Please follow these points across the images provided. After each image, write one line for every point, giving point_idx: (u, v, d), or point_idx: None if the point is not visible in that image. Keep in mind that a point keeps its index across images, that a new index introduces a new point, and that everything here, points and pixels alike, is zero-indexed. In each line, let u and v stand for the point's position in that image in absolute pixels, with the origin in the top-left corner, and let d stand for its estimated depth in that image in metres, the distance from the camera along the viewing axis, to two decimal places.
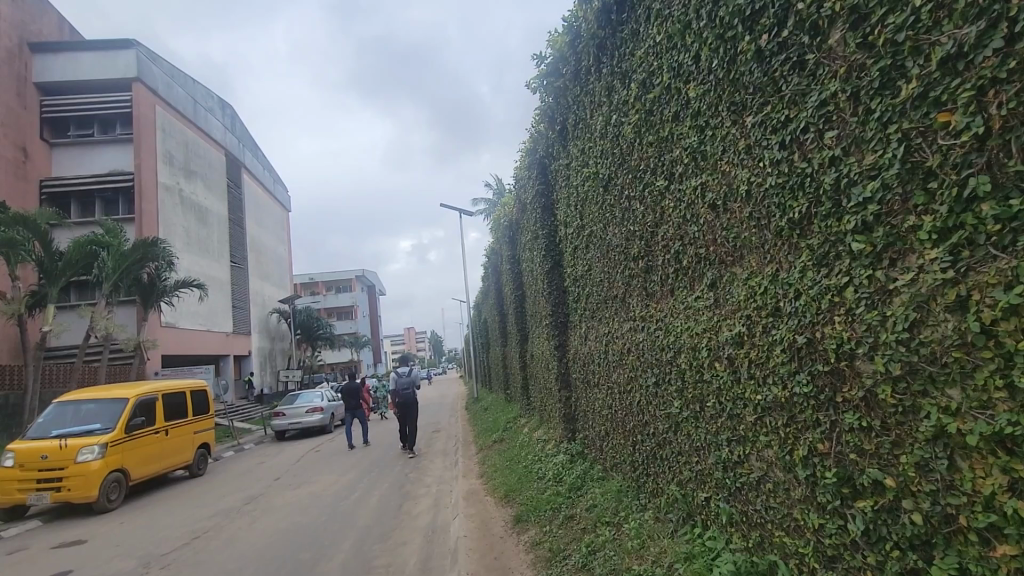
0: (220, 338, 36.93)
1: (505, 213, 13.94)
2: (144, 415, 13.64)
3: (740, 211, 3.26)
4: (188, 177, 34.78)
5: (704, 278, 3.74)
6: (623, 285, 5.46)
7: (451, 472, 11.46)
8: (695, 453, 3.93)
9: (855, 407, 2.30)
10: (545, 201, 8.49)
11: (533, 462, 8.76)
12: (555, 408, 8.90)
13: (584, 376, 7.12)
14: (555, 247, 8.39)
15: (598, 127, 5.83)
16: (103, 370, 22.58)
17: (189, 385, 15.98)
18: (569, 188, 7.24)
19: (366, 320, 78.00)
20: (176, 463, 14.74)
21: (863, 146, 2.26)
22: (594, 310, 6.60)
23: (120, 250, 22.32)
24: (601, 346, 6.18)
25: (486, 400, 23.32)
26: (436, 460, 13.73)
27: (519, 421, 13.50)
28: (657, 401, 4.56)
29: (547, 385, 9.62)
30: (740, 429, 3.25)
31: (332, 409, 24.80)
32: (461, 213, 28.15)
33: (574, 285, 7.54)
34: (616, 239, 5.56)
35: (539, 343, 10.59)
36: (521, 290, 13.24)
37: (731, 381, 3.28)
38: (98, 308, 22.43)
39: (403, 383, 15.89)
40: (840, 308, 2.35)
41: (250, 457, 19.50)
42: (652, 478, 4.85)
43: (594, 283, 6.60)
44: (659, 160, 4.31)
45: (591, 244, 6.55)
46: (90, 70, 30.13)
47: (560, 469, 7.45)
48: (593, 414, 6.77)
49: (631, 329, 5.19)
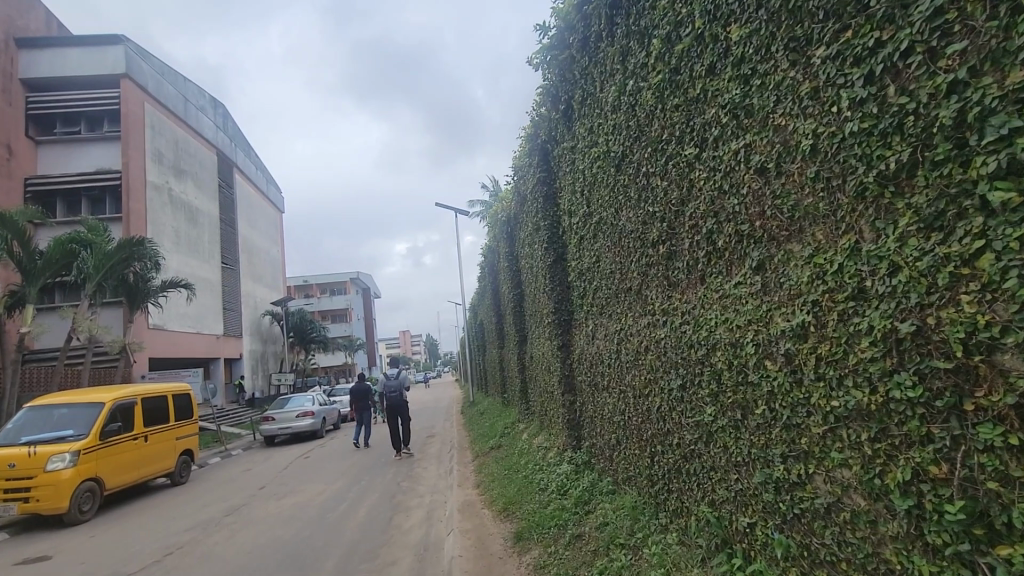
0: (210, 340, 36.10)
1: (502, 208, 13.33)
2: (122, 420, 12.87)
3: (800, 173, 2.65)
4: (178, 175, 34.05)
5: (747, 260, 3.13)
6: (639, 275, 4.83)
7: (446, 480, 10.81)
8: (735, 470, 3.30)
9: (998, 417, 1.70)
10: (546, 189, 7.88)
11: (534, 472, 8.11)
12: (557, 413, 8.26)
13: (591, 378, 6.49)
14: (558, 239, 7.77)
15: (608, 100, 5.21)
16: (86, 373, 21.79)
17: (171, 388, 15.20)
18: (574, 173, 6.62)
19: (360, 324, 77.18)
20: (155, 471, 13.96)
21: (1008, 61, 1.68)
22: (604, 305, 5.97)
23: (104, 249, 21.56)
24: (613, 344, 5.54)
25: (483, 404, 22.65)
26: (430, 466, 13.07)
27: (517, 425, 12.86)
28: (683, 407, 3.93)
29: (549, 389, 8.98)
30: (802, 444, 2.62)
31: (323, 414, 24.07)
32: (456, 212, 27.56)
33: (580, 280, 6.91)
34: (631, 223, 4.94)
35: (539, 343, 9.95)
36: (519, 289, 12.63)
37: (791, 384, 2.66)
38: (81, 310, 21.65)
39: (394, 386, 15.45)
40: (972, 284, 1.75)
41: (235, 464, 18.73)
42: (676, 495, 4.22)
43: (602, 275, 5.98)
44: (687, 125, 3.71)
45: (600, 232, 5.93)
46: (77, 66, 29.41)
47: (564, 480, 6.81)
48: (602, 421, 6.13)
49: (648, 324, 4.57)
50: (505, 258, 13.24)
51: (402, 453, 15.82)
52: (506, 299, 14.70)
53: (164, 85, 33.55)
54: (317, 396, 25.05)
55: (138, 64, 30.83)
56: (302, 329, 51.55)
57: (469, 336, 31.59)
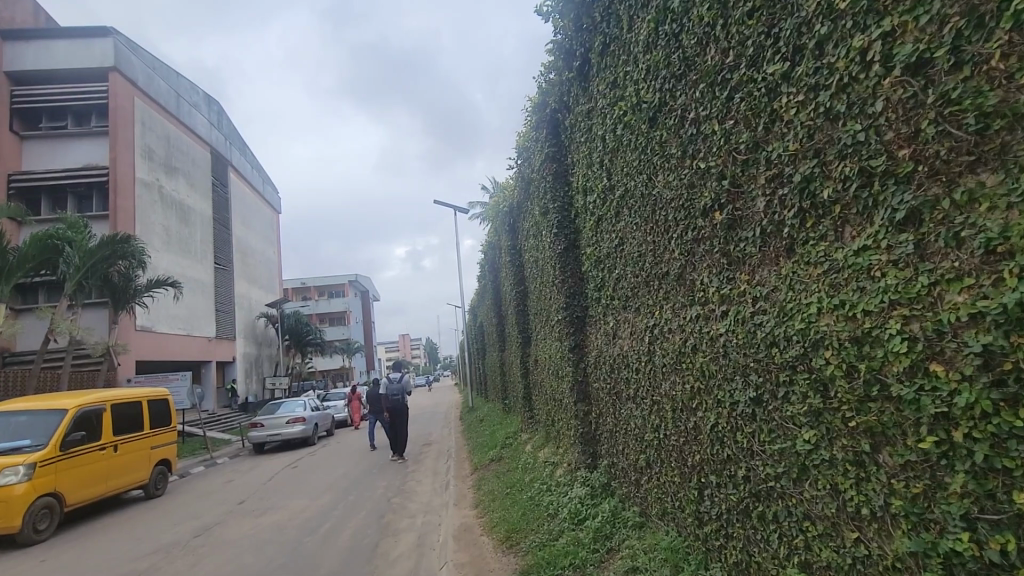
0: (201, 343, 34.99)
1: (505, 197, 12.26)
2: (87, 429, 11.77)
3: (1006, 55, 1.69)
4: (169, 173, 32.98)
5: (879, 212, 2.10)
6: (681, 256, 3.78)
7: (442, 497, 9.71)
8: (853, 527, 2.25)
9: None
10: (556, 165, 6.81)
11: (540, 493, 7.02)
12: (568, 427, 7.18)
13: (612, 387, 5.39)
14: (569, 223, 6.68)
15: (640, 37, 4.17)
16: (64, 376, 20.66)
17: (146, 393, 14.11)
18: (592, 141, 5.57)
19: (359, 327, 76.01)
20: (126, 483, 12.86)
21: None
22: (629, 297, 4.90)
23: (86, 245, 20.40)
24: (643, 343, 4.47)
25: (483, 409, 21.55)
26: (425, 479, 11.97)
27: (521, 436, 11.78)
28: (758, 429, 2.87)
29: (557, 396, 7.91)
30: (1016, 504, 1.64)
31: (315, 420, 22.93)
32: (454, 210, 26.51)
33: (598, 268, 5.84)
34: (670, 188, 3.88)
35: (545, 344, 8.85)
36: (523, 284, 11.57)
37: (996, 404, 1.65)
38: (59, 310, 20.53)
39: (396, 387, 14.92)
40: None
41: (219, 473, 17.61)
42: (737, 544, 3.15)
43: (627, 260, 4.90)
44: (768, 35, 2.69)
45: (624, 208, 4.86)
46: (64, 59, 28.41)
47: (576, 507, 5.71)
48: (627, 439, 5.03)
49: (696, 316, 3.52)
50: (507, 251, 12.17)
51: (402, 457, 15.45)
52: (507, 296, 13.62)
53: (155, 80, 32.50)
54: (310, 401, 23.91)
55: (127, 57, 29.77)
56: (298, 332, 50.46)
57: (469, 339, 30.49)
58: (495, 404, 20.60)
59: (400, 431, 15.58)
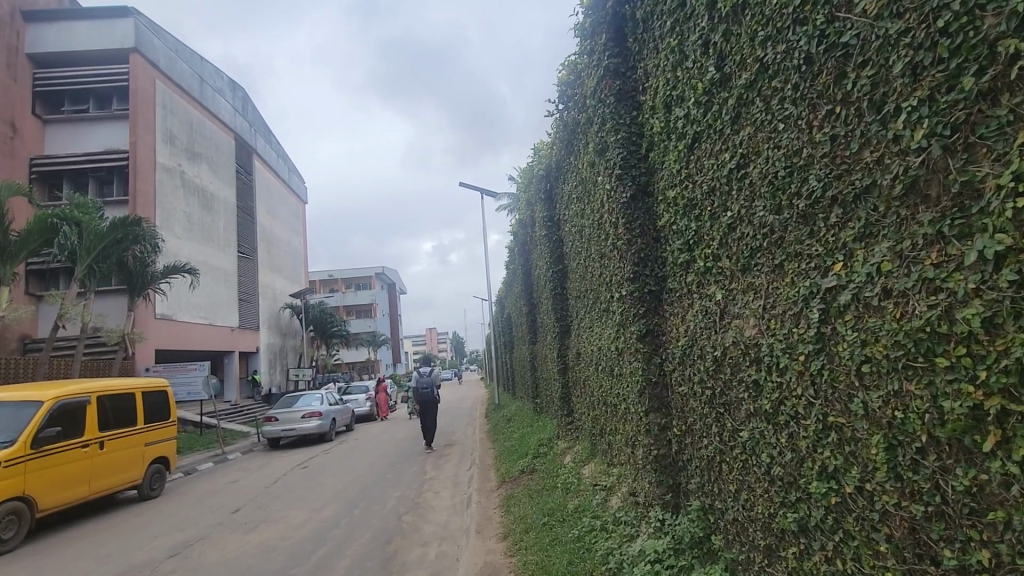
0: (223, 333, 34.21)
1: (538, 160, 10.32)
2: (65, 425, 10.45)
3: None
4: (191, 157, 32.06)
5: None
6: (929, 143, 1.90)
7: (461, 520, 7.96)
8: None
9: None
10: (621, 82, 4.88)
11: (591, 536, 5.12)
12: (630, 443, 5.28)
13: (717, 395, 3.47)
14: (640, 163, 4.72)
15: None
16: (75, 364, 19.66)
17: (141, 384, 12.81)
18: (689, 19, 3.66)
19: (385, 319, 74.96)
20: (116, 485, 11.56)
21: None
22: (761, 247, 2.99)
23: (97, 227, 19.29)
24: (803, 327, 2.54)
25: (511, 408, 19.73)
26: (444, 490, 10.21)
27: (557, 444, 9.91)
28: None
29: (612, 400, 6.03)
30: None
31: (333, 414, 21.52)
32: (482, 194, 24.33)
33: (688, 215, 3.92)
34: (896, 13, 2.01)
35: (596, 332, 6.90)
36: (560, 262, 9.67)
37: None
38: (69, 295, 19.52)
39: (425, 381, 13.57)
40: None
41: (225, 471, 16.25)
42: None
43: (754, 184, 3.00)
44: None
45: (755, 97, 2.95)
46: (86, 41, 27.69)
47: (650, 570, 3.71)
48: (755, 482, 3.07)
49: (995, 259, 1.65)
50: (541, 225, 10.23)
51: (432, 445, 14.75)
52: (541, 279, 11.73)
53: (178, 63, 31.59)
54: (328, 395, 22.55)
55: (149, 38, 28.86)
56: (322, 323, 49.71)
57: (496, 331, 28.65)
58: (524, 402, 18.74)
59: (431, 419, 14.55)
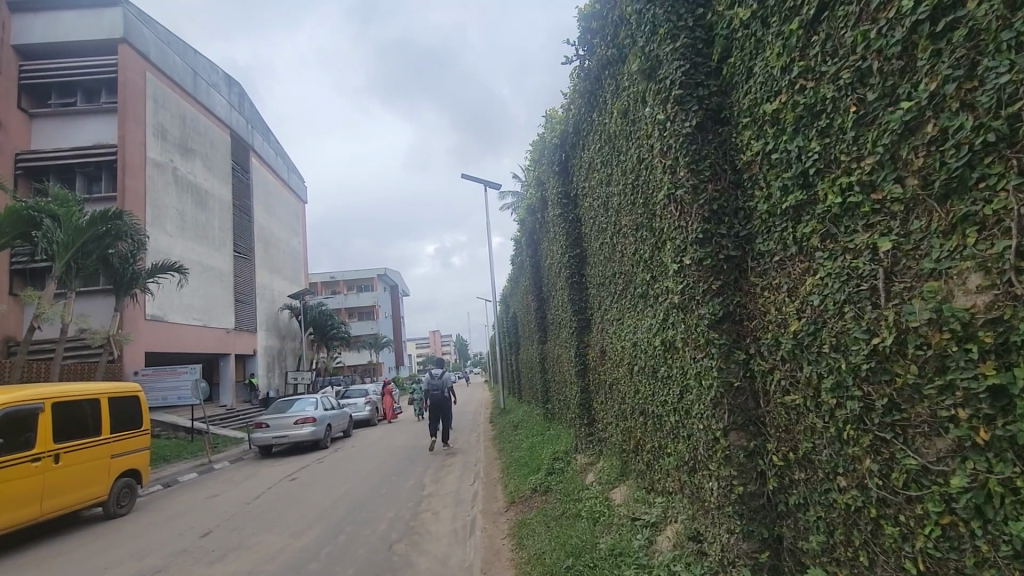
0: (218, 335, 32.98)
1: (550, 130, 8.96)
2: (13, 436, 9.11)
3: None
4: (184, 153, 30.81)
5: None
6: None
7: (463, 553, 6.58)
8: None
9: None
10: None
11: None
12: (690, 468, 3.88)
13: (877, 411, 2.13)
14: (714, 82, 3.36)
15: None
16: (54, 367, 18.32)
17: (107, 388, 11.48)
18: None
19: (388, 321, 73.61)
20: (77, 502, 10.25)
21: None
22: (1001, 143, 1.68)
23: (76, 221, 17.86)
24: None
25: (519, 412, 18.29)
26: (443, 511, 8.86)
27: (575, 457, 8.53)
28: None
29: (658, 411, 4.66)
30: None
31: (329, 420, 20.12)
32: (487, 185, 22.56)
33: (802, 131, 2.58)
34: None
35: (629, 324, 5.53)
36: (578, 247, 8.32)
37: None
38: (47, 295, 18.15)
39: (436, 385, 12.18)
40: None
41: (209, 483, 14.90)
42: None
43: (985, 33, 1.72)
44: None
45: None
46: (72, 31, 26.39)
47: None
48: (977, 572, 1.77)
49: None
50: (554, 204, 8.84)
51: (443, 432, 13.31)
52: (552, 268, 10.37)
53: (170, 55, 30.35)
54: (324, 399, 21.17)
55: (139, 29, 27.62)
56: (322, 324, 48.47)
57: (501, 332, 27.15)
58: (533, 407, 17.27)
59: (444, 418, 13.35)
